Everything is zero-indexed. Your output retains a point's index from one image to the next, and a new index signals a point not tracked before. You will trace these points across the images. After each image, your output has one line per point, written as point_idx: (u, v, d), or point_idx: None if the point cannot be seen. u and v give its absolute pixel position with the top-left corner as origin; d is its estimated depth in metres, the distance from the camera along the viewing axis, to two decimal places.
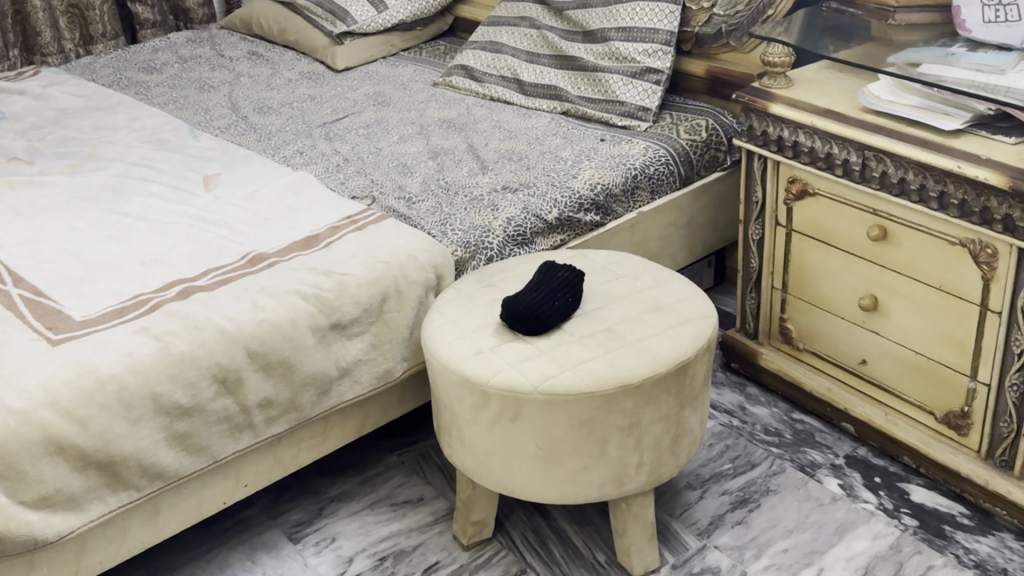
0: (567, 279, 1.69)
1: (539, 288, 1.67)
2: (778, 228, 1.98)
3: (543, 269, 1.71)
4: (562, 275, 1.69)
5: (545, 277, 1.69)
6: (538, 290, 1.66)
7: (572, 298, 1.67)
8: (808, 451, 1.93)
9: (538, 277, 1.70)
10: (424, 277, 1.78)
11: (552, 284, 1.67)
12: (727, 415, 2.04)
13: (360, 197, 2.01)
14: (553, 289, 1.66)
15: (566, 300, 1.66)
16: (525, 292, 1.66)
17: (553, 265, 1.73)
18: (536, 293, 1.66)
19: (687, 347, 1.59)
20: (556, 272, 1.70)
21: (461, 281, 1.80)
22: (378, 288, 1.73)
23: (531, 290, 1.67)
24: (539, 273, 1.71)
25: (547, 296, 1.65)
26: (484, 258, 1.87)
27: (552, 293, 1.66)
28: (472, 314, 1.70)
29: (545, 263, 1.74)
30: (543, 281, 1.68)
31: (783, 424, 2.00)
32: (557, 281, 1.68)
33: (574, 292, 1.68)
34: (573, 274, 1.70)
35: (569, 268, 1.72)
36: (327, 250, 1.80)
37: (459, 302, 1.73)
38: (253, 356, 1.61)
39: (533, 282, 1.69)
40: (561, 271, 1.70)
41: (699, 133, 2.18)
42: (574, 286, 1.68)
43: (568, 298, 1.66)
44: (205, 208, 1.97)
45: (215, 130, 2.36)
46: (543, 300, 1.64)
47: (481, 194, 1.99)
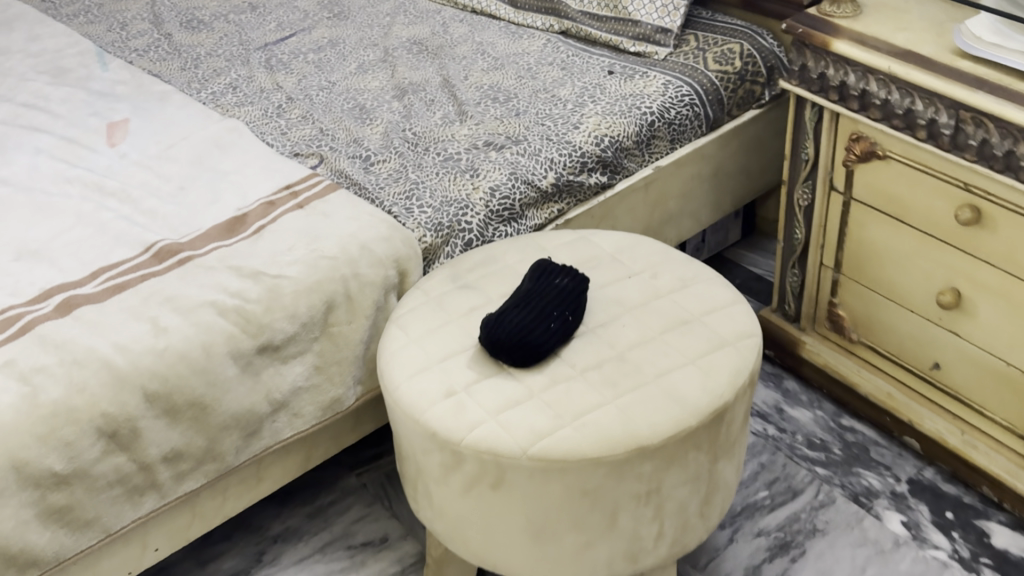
0: (567, 288, 1.28)
1: (529, 304, 1.26)
2: (833, 195, 1.56)
3: (535, 272, 1.31)
4: (560, 282, 1.29)
5: (538, 286, 1.29)
6: (528, 306, 1.26)
7: (572, 316, 1.26)
8: (861, 475, 1.57)
9: (528, 282, 1.30)
10: (381, 276, 1.38)
11: (546, 298, 1.27)
12: (761, 421, 1.67)
13: (302, 155, 1.59)
14: (546, 303, 1.26)
15: (564, 319, 1.26)
16: (512, 309, 1.26)
17: (551, 265, 1.32)
18: (524, 310, 1.26)
19: (724, 389, 1.21)
20: (554, 278, 1.30)
21: (429, 280, 1.40)
22: (320, 295, 1.34)
23: (518, 306, 1.27)
24: (531, 277, 1.30)
25: (539, 316, 1.25)
26: (461, 242, 1.46)
27: (545, 310, 1.26)
28: (442, 333, 1.30)
29: (541, 260, 1.33)
30: (534, 294, 1.28)
31: (830, 434, 1.64)
32: (554, 292, 1.27)
33: (577, 307, 1.27)
34: (574, 280, 1.29)
35: (573, 269, 1.32)
36: (256, 240, 1.39)
37: (424, 314, 1.34)
38: (153, 399, 1.22)
39: (521, 292, 1.29)
40: (559, 277, 1.30)
41: (732, 63, 1.74)
42: (576, 300, 1.28)
43: (567, 315, 1.26)
44: (105, 172, 1.55)
45: (131, 54, 1.91)
46: (533, 321, 1.24)
47: (457, 152, 1.57)
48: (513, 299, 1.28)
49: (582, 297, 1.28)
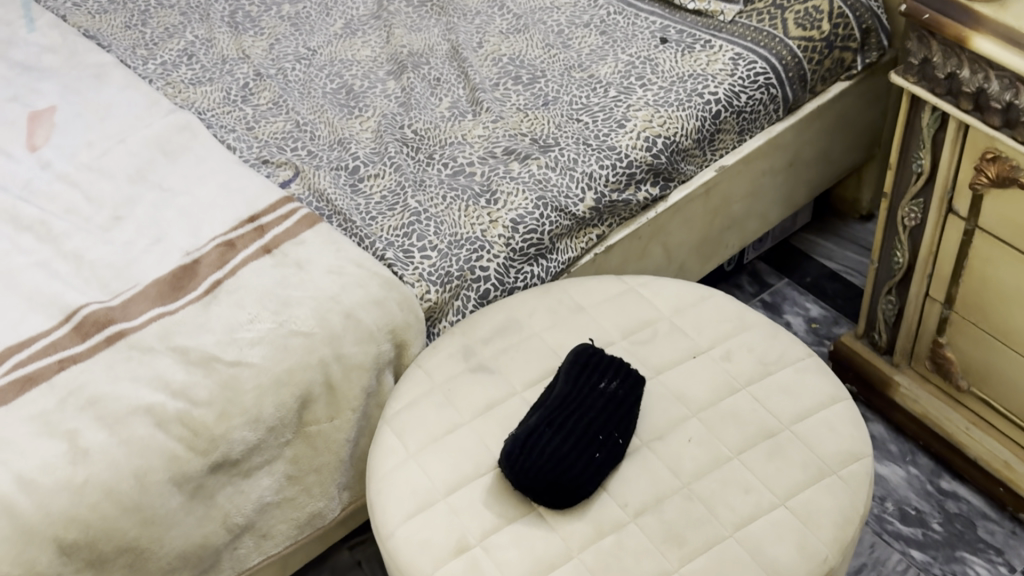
0: (614, 398, 0.96)
1: (565, 424, 0.94)
2: (952, 218, 1.22)
3: (572, 366, 0.99)
4: (606, 388, 0.97)
5: (576, 395, 0.96)
6: (564, 427, 0.94)
7: (621, 439, 0.95)
8: (968, 563, 1.28)
9: (562, 383, 0.98)
10: (370, 355, 1.06)
11: (588, 415, 0.95)
12: None
13: (271, 163, 1.25)
14: (588, 424, 0.94)
15: (611, 445, 0.94)
16: (543, 431, 0.94)
17: (595, 352, 1.00)
18: (558, 434, 0.94)
19: (827, 551, 0.90)
20: (598, 383, 0.97)
21: (433, 356, 1.08)
22: (290, 389, 1.02)
23: (550, 425, 0.95)
24: (565, 376, 0.98)
25: (578, 443, 0.93)
26: (474, 294, 1.13)
27: (587, 434, 0.94)
28: (450, 445, 0.99)
29: (588, 343, 1.02)
30: (572, 407, 0.96)
31: (926, 502, 1.34)
32: (598, 407, 0.95)
33: (628, 425, 0.96)
34: (624, 386, 0.97)
35: (624, 362, 1.00)
36: (208, 305, 1.07)
37: (427, 412, 1.03)
38: (71, 550, 0.93)
39: (553, 399, 0.97)
40: (605, 380, 0.98)
41: (819, 25, 1.35)
42: (626, 414, 0.96)
43: (615, 439, 0.94)
44: (22, 192, 1.21)
45: (66, 3, 1.55)
46: (571, 452, 0.93)
47: (469, 165, 1.23)
48: (543, 411, 0.96)
49: (634, 410, 0.96)
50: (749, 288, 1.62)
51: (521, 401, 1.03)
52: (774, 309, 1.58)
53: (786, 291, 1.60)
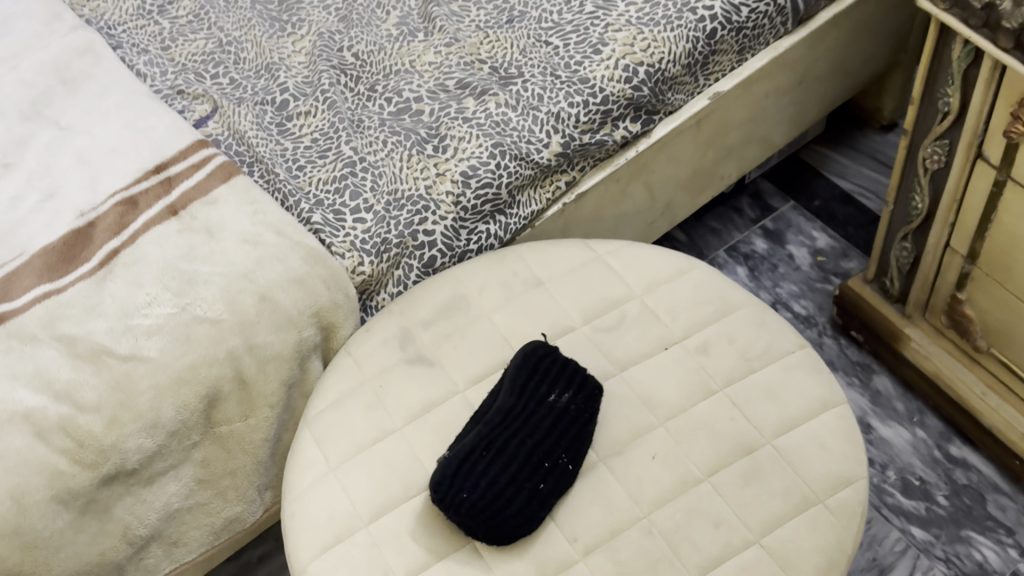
0: (565, 415, 0.82)
1: (506, 447, 0.80)
2: (981, 166, 1.03)
3: (518, 373, 0.83)
4: (556, 401, 0.82)
5: (519, 411, 0.82)
6: (503, 450, 0.80)
7: (571, 464, 0.81)
8: (974, 545, 1.15)
9: (505, 394, 0.82)
10: (289, 343, 0.91)
11: (532, 437, 0.80)
12: None
13: (186, 95, 1.08)
14: (532, 448, 0.80)
15: (558, 472, 0.80)
16: (479, 455, 0.80)
17: (546, 353, 0.85)
18: (497, 460, 0.79)
19: None
20: (547, 395, 0.82)
21: (364, 341, 0.93)
22: (193, 388, 0.88)
23: (488, 447, 0.80)
24: (509, 385, 0.83)
25: (519, 472, 0.79)
26: (417, 262, 0.97)
27: (530, 460, 0.80)
28: (377, 459, 0.86)
29: (539, 341, 0.86)
30: (515, 426, 0.81)
31: (933, 472, 1.21)
32: (546, 425, 0.81)
33: (580, 447, 0.81)
34: (578, 398, 0.83)
35: (580, 365, 0.85)
36: (102, 282, 0.92)
37: (353, 414, 0.89)
38: None
39: (493, 414, 0.81)
40: (555, 391, 0.83)
41: None
42: (579, 434, 0.82)
43: (563, 465, 0.80)
44: None
45: None
46: (511, 482, 0.79)
47: (415, 101, 1.05)
48: (480, 428, 0.81)
49: (588, 428, 0.82)
50: (749, 213, 1.44)
51: (462, 402, 0.88)
52: (776, 238, 1.41)
53: (790, 217, 1.43)
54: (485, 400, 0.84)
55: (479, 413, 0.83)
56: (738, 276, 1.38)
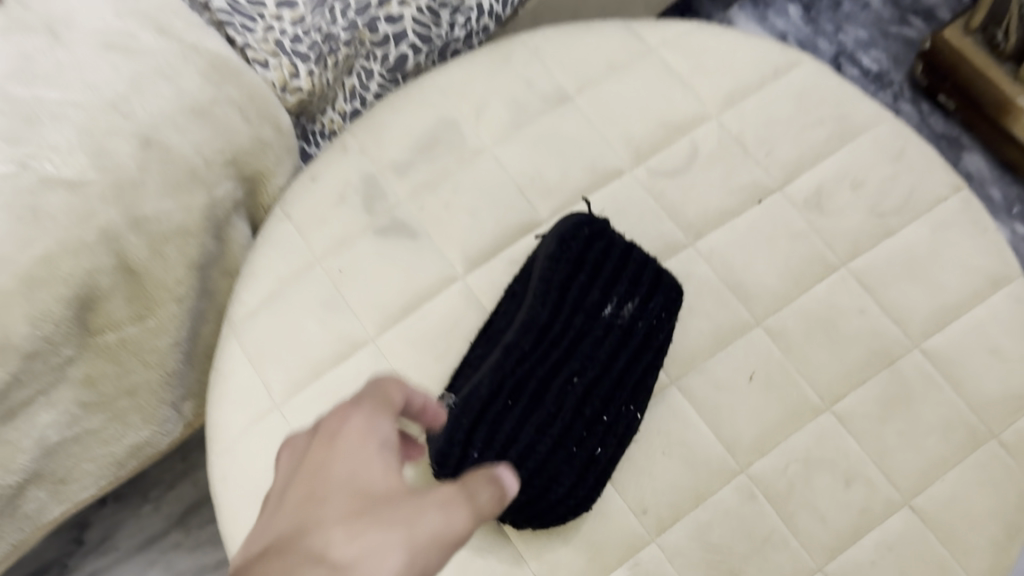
0: (626, 339, 0.56)
1: (544, 394, 0.54)
2: None
3: (553, 273, 0.56)
4: (612, 318, 0.56)
5: (560, 334, 0.55)
6: (541, 399, 0.54)
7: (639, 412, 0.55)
8: None
9: (536, 306, 0.55)
10: (196, 210, 0.60)
11: (583, 376, 0.55)
12: None
13: None
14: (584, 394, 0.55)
15: (624, 427, 0.55)
16: (505, 407, 0.53)
17: (593, 239, 0.57)
18: (533, 414, 0.54)
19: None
20: (599, 308, 0.56)
21: (307, 195, 0.62)
22: (53, 293, 0.55)
23: (517, 393, 0.54)
24: (541, 293, 0.55)
25: (567, 432, 0.54)
26: (378, 66, 0.67)
27: (582, 413, 0.54)
28: (342, 388, 0.58)
29: (580, 215, 0.57)
30: (556, 358, 0.55)
31: None
32: (600, 358, 0.55)
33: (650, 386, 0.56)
34: (643, 311, 0.57)
35: (645, 255, 0.58)
36: None
37: (302, 315, 0.60)
38: None
39: (519, 337, 0.54)
40: (610, 302, 0.56)
41: None
42: (650, 367, 0.56)
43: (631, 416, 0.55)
44: None
45: None
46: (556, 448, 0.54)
47: None
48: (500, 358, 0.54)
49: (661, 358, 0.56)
50: None
51: (461, 294, 0.60)
52: None
53: None
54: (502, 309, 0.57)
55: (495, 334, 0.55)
56: (789, 18, 1.07)
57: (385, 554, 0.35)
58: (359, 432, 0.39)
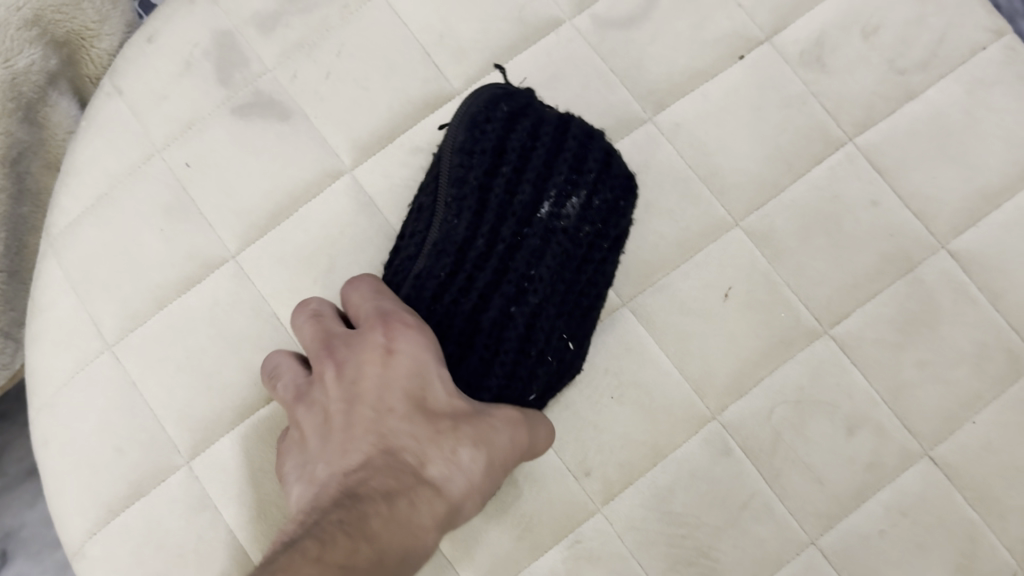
0: (569, 241, 0.45)
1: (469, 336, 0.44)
2: None
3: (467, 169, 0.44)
4: (550, 218, 0.45)
5: (486, 252, 0.45)
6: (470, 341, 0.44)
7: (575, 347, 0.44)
8: None
9: (448, 221, 0.44)
10: None
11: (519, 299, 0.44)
12: None
13: None
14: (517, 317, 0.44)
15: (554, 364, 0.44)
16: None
17: (516, 118, 0.45)
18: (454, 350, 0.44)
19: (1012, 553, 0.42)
20: (533, 210, 0.45)
21: (141, 62, 0.47)
22: None
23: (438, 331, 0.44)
24: (453, 201, 0.44)
25: (510, 375, 0.44)
26: None
27: (527, 354, 0.44)
28: (195, 322, 0.44)
29: (493, 89, 0.45)
30: (484, 285, 0.44)
31: None
32: (541, 279, 0.44)
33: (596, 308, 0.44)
34: (589, 209, 0.45)
35: (588, 132, 0.45)
36: None
37: (137, 227, 0.45)
38: None
39: (433, 265, 0.44)
40: (547, 200, 0.45)
41: None
42: (592, 283, 0.44)
43: (564, 347, 0.44)
44: None
45: None
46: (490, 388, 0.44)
47: None
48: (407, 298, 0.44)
49: (603, 274, 0.44)
50: None
51: (348, 193, 0.45)
52: None
53: None
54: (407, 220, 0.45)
55: (400, 261, 0.44)
56: None
57: (477, 453, 0.38)
58: (421, 347, 0.40)
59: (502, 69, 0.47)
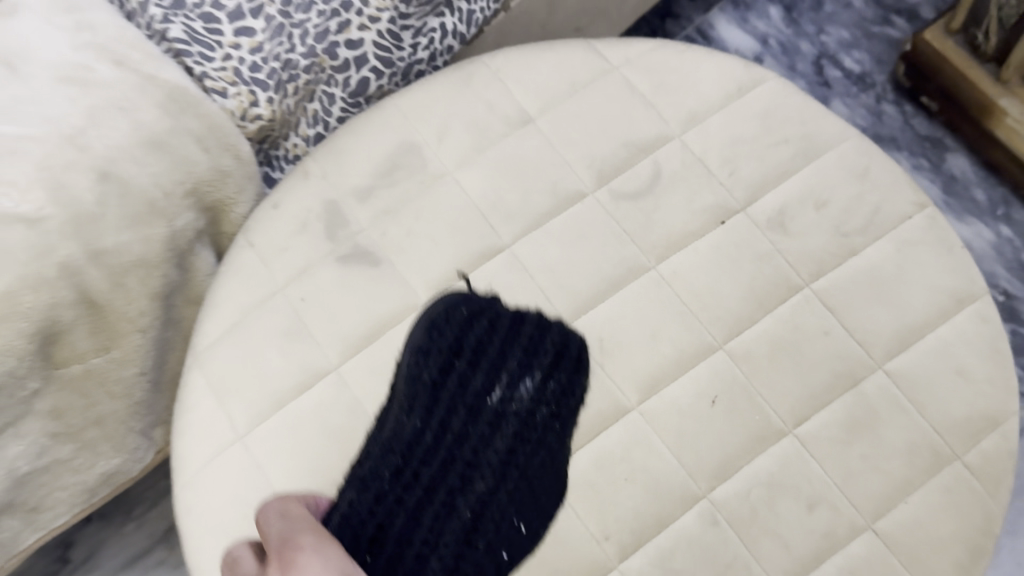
0: (518, 420, 0.57)
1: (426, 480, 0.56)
2: None
3: (421, 370, 0.58)
4: (502, 402, 0.57)
5: (434, 442, 0.56)
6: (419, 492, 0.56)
7: (528, 527, 0.55)
8: None
9: (400, 419, 0.57)
10: (157, 241, 0.60)
11: (468, 487, 0.56)
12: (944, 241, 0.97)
13: None
14: (460, 488, 0.56)
15: (499, 527, 0.55)
16: (378, 530, 0.54)
17: (473, 317, 0.59)
18: (413, 538, 0.54)
19: None
20: (485, 397, 0.57)
21: (268, 225, 0.62)
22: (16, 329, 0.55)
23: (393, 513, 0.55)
24: (408, 403, 0.57)
25: (448, 512, 0.55)
26: (339, 91, 0.65)
27: (461, 506, 0.55)
28: (306, 420, 0.58)
29: (452, 298, 0.60)
30: (436, 458, 0.56)
31: (1019, 282, 0.95)
32: (495, 458, 0.56)
33: (546, 484, 0.56)
34: (542, 391, 0.58)
35: (540, 319, 0.59)
36: None
37: (262, 346, 0.59)
38: None
39: (382, 459, 0.56)
40: (500, 385, 0.58)
41: None
42: (542, 459, 0.57)
43: (513, 523, 0.55)
44: None
45: None
46: (431, 549, 0.54)
47: None
48: (368, 466, 0.56)
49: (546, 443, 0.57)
50: None
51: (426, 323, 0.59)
52: None
53: None
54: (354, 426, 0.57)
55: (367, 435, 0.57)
56: (770, 20, 1.06)
57: None
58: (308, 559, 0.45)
59: (515, 228, 0.61)
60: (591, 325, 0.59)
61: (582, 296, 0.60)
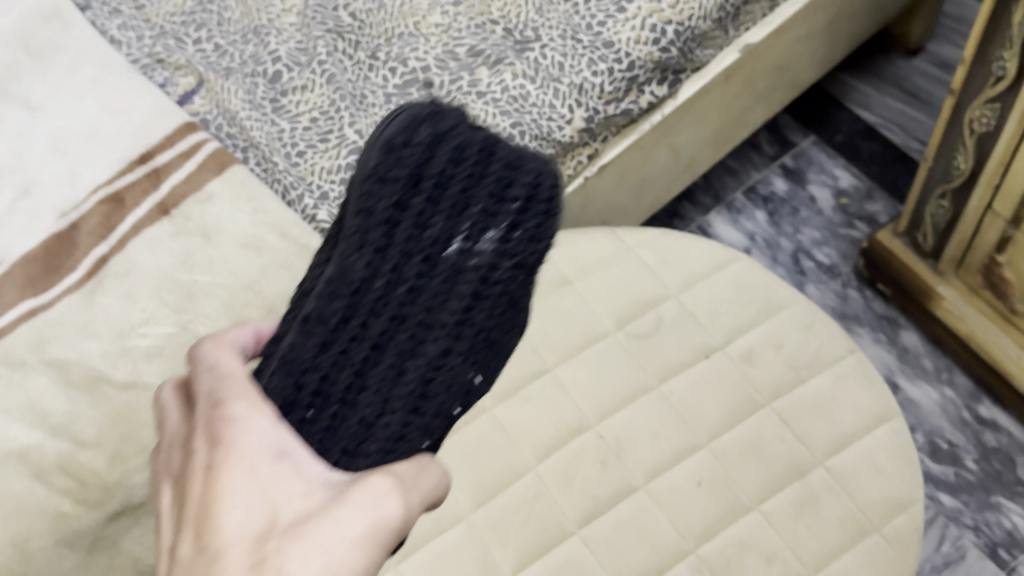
0: (478, 277, 0.56)
1: (386, 293, 0.54)
2: None
3: (377, 202, 0.53)
4: (461, 255, 0.55)
5: (392, 279, 0.54)
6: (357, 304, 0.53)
7: (482, 377, 0.60)
8: (1004, 512, 1.12)
9: (347, 255, 0.52)
10: None
11: (419, 349, 0.56)
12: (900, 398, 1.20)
13: (168, 65, 0.99)
14: (410, 350, 0.55)
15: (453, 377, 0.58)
16: (320, 382, 0.52)
17: (438, 138, 0.54)
18: (356, 356, 0.53)
19: None
20: (447, 245, 0.55)
21: None
22: None
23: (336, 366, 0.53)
24: (358, 231, 0.52)
25: (404, 305, 0.55)
26: None
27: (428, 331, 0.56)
28: None
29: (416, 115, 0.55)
30: (389, 291, 0.54)
31: (961, 434, 1.17)
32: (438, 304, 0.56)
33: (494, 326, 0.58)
34: (503, 246, 0.56)
35: (507, 178, 0.55)
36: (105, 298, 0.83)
37: None
38: None
39: (321, 309, 0.52)
40: (460, 236, 0.55)
41: None
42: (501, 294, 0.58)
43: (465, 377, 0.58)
44: None
45: None
46: (377, 418, 0.54)
47: (423, 71, 0.96)
48: (317, 308, 0.52)
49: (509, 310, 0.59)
50: (768, 150, 1.39)
51: (492, 423, 0.83)
52: (796, 178, 1.36)
53: (809, 156, 1.38)
54: (314, 258, 0.57)
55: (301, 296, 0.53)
56: (757, 221, 1.34)
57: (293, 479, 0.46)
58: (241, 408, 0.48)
59: (556, 357, 0.85)
60: (611, 426, 0.82)
61: (604, 406, 0.83)
